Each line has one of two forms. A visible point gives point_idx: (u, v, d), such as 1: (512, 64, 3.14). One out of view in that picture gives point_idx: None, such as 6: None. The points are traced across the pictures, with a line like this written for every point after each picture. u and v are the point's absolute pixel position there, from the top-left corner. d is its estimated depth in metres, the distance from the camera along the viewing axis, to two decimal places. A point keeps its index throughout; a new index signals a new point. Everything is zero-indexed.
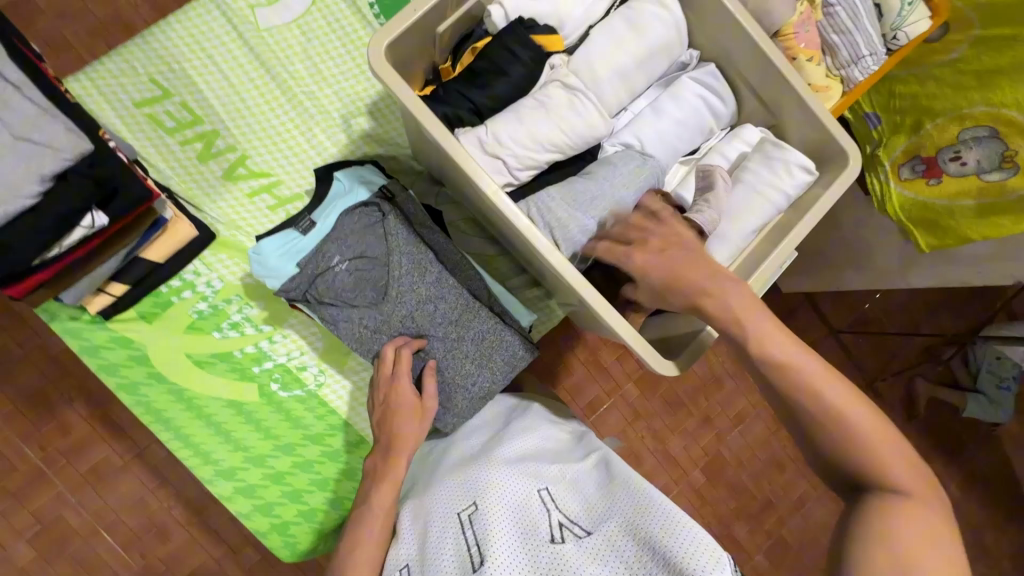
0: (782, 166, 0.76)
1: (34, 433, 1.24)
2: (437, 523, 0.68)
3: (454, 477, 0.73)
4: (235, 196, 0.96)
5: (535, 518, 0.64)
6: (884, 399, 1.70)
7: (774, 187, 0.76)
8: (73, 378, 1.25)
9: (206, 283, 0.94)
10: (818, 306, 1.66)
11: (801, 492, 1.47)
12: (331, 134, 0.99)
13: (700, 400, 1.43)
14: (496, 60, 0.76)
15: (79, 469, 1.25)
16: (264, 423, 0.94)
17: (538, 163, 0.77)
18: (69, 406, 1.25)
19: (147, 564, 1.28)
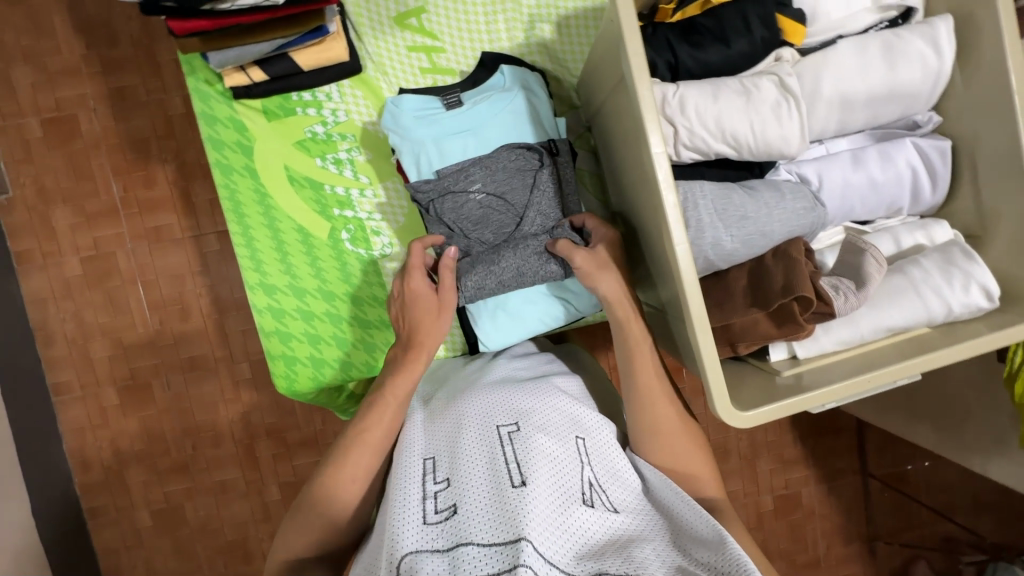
0: (960, 278, 0.64)
1: (124, 172, 1.32)
2: (475, 426, 0.66)
3: (498, 390, 0.72)
4: (396, 42, 0.93)
5: (576, 470, 0.64)
6: (876, 560, 1.57)
7: (939, 298, 0.64)
8: (176, 143, 1.31)
9: (332, 111, 0.93)
10: (864, 439, 1.54)
11: None
12: (511, 28, 0.93)
13: None
14: (725, 24, 0.68)
15: (145, 223, 1.33)
16: (320, 262, 0.95)
17: (707, 151, 0.69)
18: (161, 164, 1.32)
19: (160, 331, 1.37)
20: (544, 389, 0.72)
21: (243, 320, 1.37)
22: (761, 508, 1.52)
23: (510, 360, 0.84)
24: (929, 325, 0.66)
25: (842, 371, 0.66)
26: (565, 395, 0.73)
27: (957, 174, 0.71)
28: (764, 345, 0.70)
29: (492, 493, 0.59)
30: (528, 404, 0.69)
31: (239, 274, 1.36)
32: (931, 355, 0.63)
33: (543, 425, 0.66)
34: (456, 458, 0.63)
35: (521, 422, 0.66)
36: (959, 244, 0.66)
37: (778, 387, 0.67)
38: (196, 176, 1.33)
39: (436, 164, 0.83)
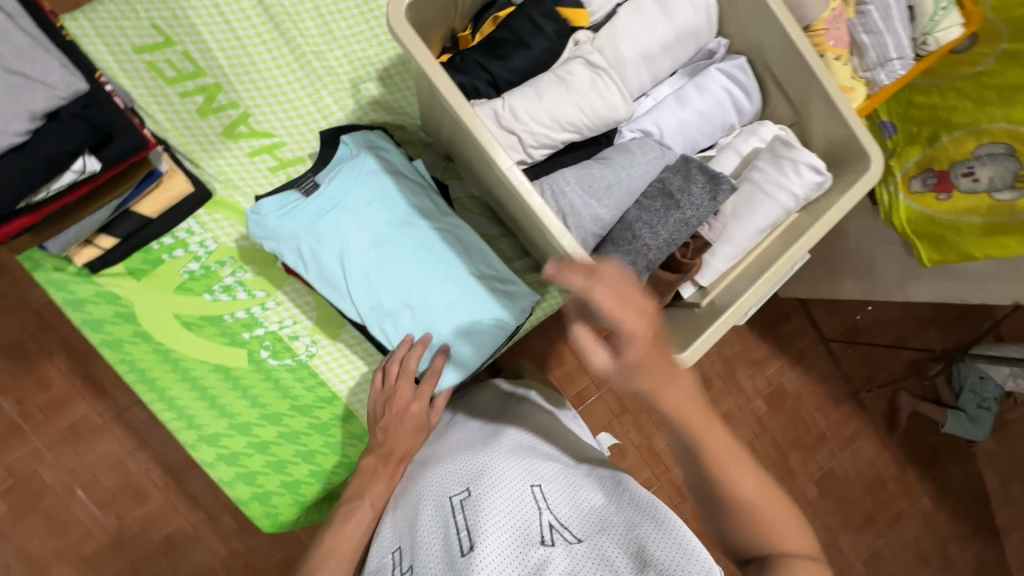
0: (790, 166, 0.72)
1: (11, 385, 1.21)
2: (431, 510, 0.72)
3: (452, 463, 0.77)
4: (234, 154, 0.92)
5: (528, 515, 0.67)
6: (868, 409, 1.69)
7: (782, 189, 0.72)
8: (56, 333, 1.22)
9: (199, 244, 0.91)
10: (811, 313, 1.67)
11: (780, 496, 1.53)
12: (339, 98, 0.95)
13: None
14: (519, 31, 0.74)
15: (58, 426, 1.22)
16: (251, 390, 0.92)
17: (554, 143, 0.74)
18: (49, 361, 1.22)
19: (122, 527, 1.26)
20: (494, 446, 0.76)
21: (205, 475, 1.29)
22: (758, 414, 1.61)
23: (469, 426, 0.86)
24: (791, 212, 0.74)
25: (745, 281, 0.74)
26: (515, 448, 0.76)
27: (762, 80, 0.80)
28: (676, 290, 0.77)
29: (447, 565, 0.65)
30: (476, 468, 0.74)
31: None
32: (804, 236, 0.71)
33: (488, 483, 0.70)
34: (416, 545, 0.70)
35: (469, 486, 0.71)
36: (780, 137, 0.74)
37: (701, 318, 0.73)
38: (93, 356, 1.24)
39: (320, 250, 0.81)
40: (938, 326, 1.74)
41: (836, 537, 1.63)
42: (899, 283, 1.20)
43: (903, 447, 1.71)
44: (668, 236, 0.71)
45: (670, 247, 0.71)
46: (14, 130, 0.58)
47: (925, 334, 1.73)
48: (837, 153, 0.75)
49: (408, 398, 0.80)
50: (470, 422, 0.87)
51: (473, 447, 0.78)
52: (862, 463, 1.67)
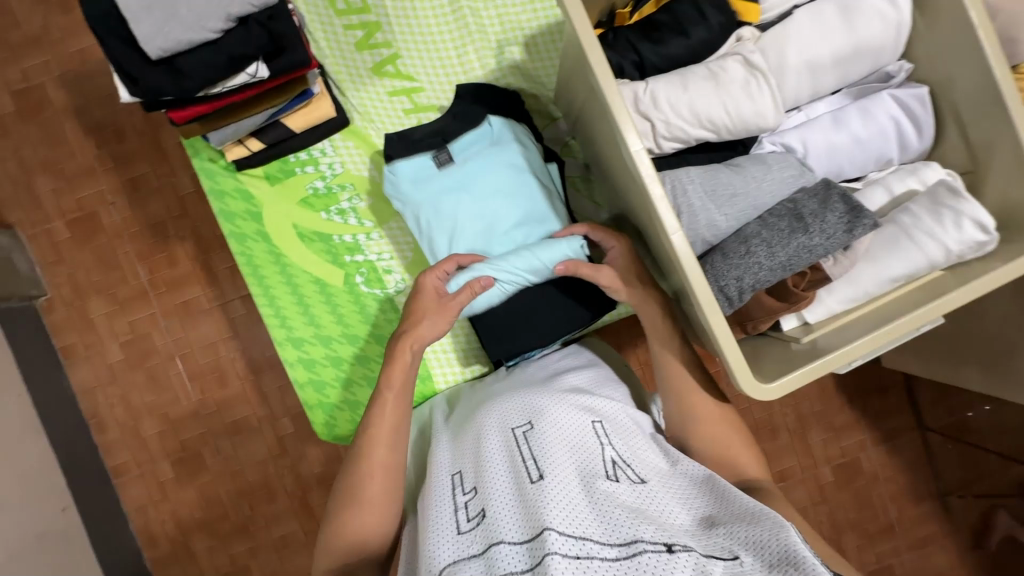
0: (950, 217, 0.64)
1: (147, 255, 1.40)
2: (493, 434, 0.70)
3: (509, 397, 0.76)
4: (377, 90, 0.98)
5: (593, 453, 0.66)
6: (955, 518, 1.49)
7: (934, 241, 0.64)
8: (191, 220, 1.39)
9: (328, 165, 0.98)
10: (914, 393, 1.50)
11: None
12: (483, 56, 0.98)
13: None
14: (681, 17, 0.71)
15: (174, 300, 1.40)
16: (339, 309, 0.99)
17: (686, 138, 0.72)
18: (180, 243, 1.40)
19: (203, 400, 1.42)
20: (552, 388, 0.76)
21: (278, 378, 1.42)
22: (821, 482, 1.48)
23: (523, 369, 0.87)
24: (935, 268, 0.66)
25: (857, 327, 0.67)
26: (573, 392, 0.76)
27: (941, 118, 0.71)
28: (776, 319, 0.71)
29: (516, 489, 0.62)
30: (538, 403, 0.72)
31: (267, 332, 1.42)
32: (945, 296, 0.63)
33: (552, 419, 0.69)
34: (479, 468, 0.67)
35: (534, 419, 0.70)
36: (945, 183, 0.66)
37: (796, 354, 0.68)
38: (215, 248, 1.41)
39: (434, 223, 0.87)
40: None
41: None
42: None
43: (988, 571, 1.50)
44: (785, 260, 0.66)
45: (784, 272, 0.67)
46: (212, 27, 0.67)
47: None
48: (1011, 217, 0.66)
49: None
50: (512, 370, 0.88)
51: (531, 386, 0.78)
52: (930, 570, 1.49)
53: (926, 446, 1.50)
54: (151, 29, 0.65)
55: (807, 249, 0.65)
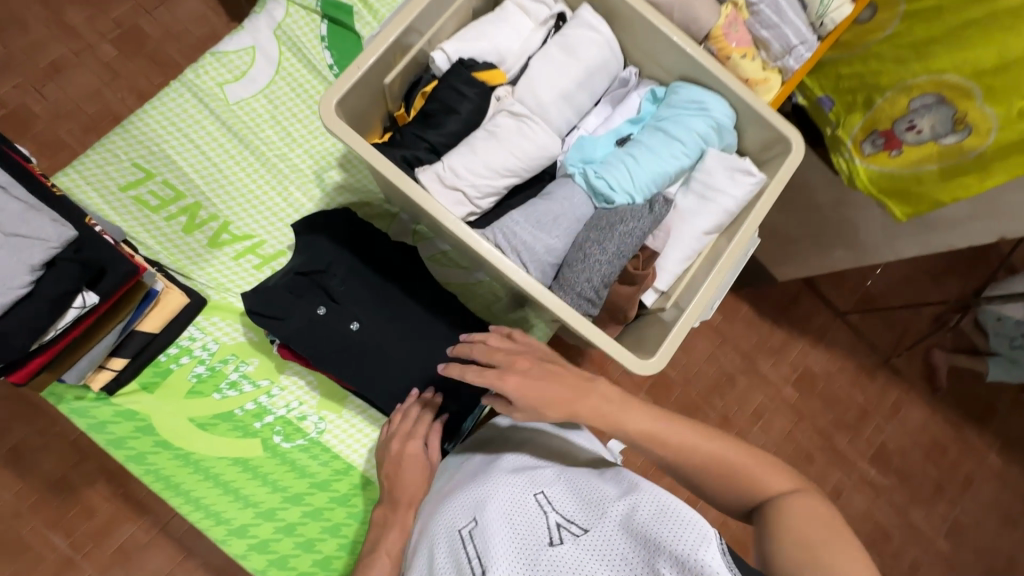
0: (723, 171, 0.78)
1: (59, 518, 1.24)
2: (443, 544, 0.73)
3: (458, 497, 0.79)
4: (222, 261, 1.01)
5: (534, 523, 0.68)
6: (906, 375, 1.63)
7: (721, 193, 0.78)
8: (92, 461, 1.27)
9: (202, 347, 0.97)
10: (820, 290, 1.62)
11: (835, 481, 1.55)
12: (306, 189, 1.04)
13: (715, 400, 1.53)
14: (444, 100, 0.81)
15: (106, 552, 1.25)
16: (271, 477, 0.96)
17: (498, 190, 0.81)
18: (90, 488, 1.26)
19: None
20: (495, 472, 0.79)
21: None
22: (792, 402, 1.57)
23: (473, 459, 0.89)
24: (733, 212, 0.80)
25: (701, 278, 0.79)
26: (510, 471, 0.79)
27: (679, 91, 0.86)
28: (637, 301, 0.80)
29: None
30: (478, 496, 0.75)
31: None
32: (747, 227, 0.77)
33: (492, 509, 0.72)
34: None
35: (475, 515, 0.73)
36: (711, 152, 0.79)
37: (669, 323, 0.77)
38: (129, 477, 1.29)
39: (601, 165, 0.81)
40: (954, 275, 1.68)
41: (906, 515, 1.57)
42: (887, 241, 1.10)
43: (952, 405, 1.64)
44: (617, 249, 0.75)
45: (621, 260, 0.76)
46: (17, 283, 0.65)
47: (941, 286, 1.68)
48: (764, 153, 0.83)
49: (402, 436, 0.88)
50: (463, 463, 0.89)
51: (475, 480, 0.81)
52: (912, 431, 1.61)
53: (852, 329, 1.63)
54: None
55: (632, 237, 0.75)
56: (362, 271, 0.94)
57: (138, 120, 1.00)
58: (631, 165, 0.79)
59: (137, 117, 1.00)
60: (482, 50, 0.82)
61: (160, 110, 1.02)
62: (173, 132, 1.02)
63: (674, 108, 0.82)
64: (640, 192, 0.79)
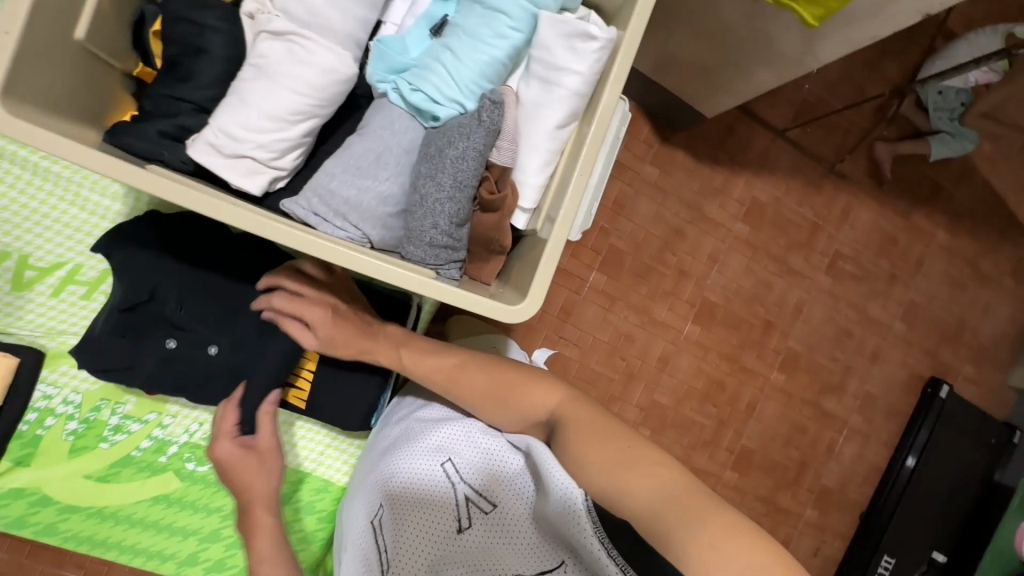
0: (562, 43, 0.60)
1: None
2: (357, 532, 0.72)
3: (369, 476, 0.76)
4: (41, 302, 0.85)
5: (442, 504, 0.67)
6: (853, 177, 1.50)
7: (565, 72, 0.61)
8: None
9: (63, 403, 0.85)
10: (754, 109, 1.40)
11: (798, 300, 1.48)
12: (104, 188, 0.84)
13: (669, 257, 1.37)
14: (183, 39, 0.62)
15: None
16: (200, 502, 0.91)
17: (297, 141, 0.63)
18: None
19: None
20: (400, 445, 0.74)
21: None
22: (744, 237, 1.43)
23: (382, 428, 0.85)
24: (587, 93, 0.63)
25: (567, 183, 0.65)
26: (412, 440, 0.74)
27: None
28: (508, 227, 0.69)
29: None
30: (384, 481, 0.71)
31: None
32: (602, 108, 0.60)
33: (400, 491, 0.69)
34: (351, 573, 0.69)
35: (383, 501, 0.70)
36: (543, 16, 0.61)
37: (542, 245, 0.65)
38: None
39: (418, 70, 0.63)
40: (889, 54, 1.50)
41: (868, 312, 1.54)
42: (805, 50, 0.88)
43: (901, 194, 1.54)
44: (455, 180, 0.61)
45: (466, 190, 0.62)
46: None
47: (878, 69, 1.49)
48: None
49: None
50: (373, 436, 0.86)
51: (383, 452, 0.77)
52: (865, 231, 1.52)
53: (794, 144, 1.44)
54: None
55: (468, 160, 0.61)
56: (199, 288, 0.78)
57: None
58: (450, 64, 0.62)
59: None
60: None
61: None
62: None
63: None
64: (471, 95, 0.62)
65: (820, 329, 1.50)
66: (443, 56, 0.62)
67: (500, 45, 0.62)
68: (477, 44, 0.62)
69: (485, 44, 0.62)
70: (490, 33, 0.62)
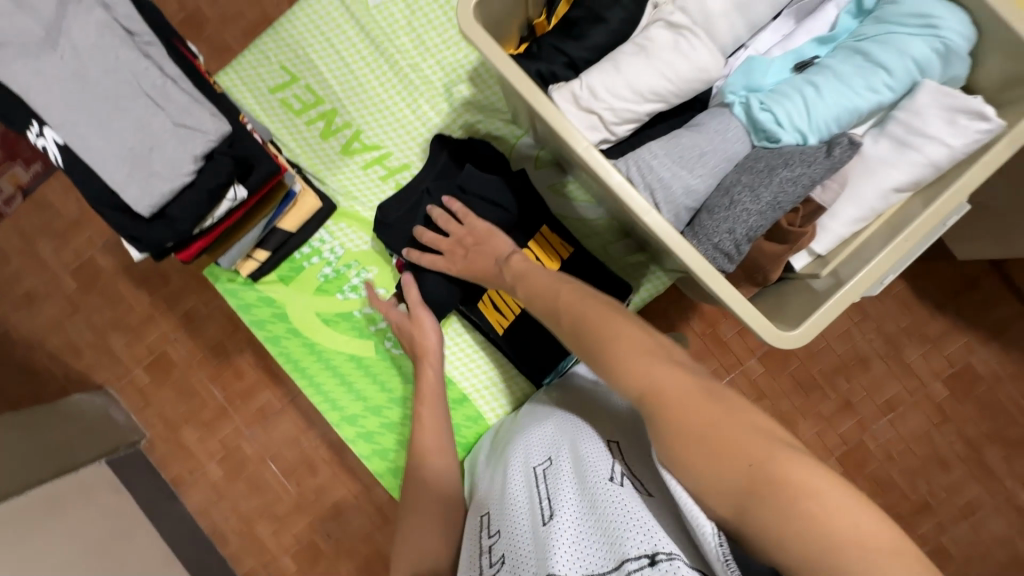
0: (942, 115, 0.61)
1: (174, 375, 1.39)
2: (516, 468, 0.73)
3: (536, 433, 0.78)
4: (352, 169, 1.04)
5: (601, 460, 0.65)
6: None
7: (933, 143, 0.61)
8: (205, 334, 1.38)
9: (330, 250, 1.04)
10: (1009, 273, 1.22)
11: (975, 499, 1.23)
12: (434, 103, 1.02)
13: (840, 383, 1.26)
14: (593, 6, 0.72)
15: (210, 413, 1.39)
16: (380, 376, 1.03)
17: (638, 116, 0.71)
18: (199, 356, 1.39)
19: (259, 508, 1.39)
20: (577, 415, 0.77)
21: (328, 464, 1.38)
22: (938, 401, 1.24)
23: (556, 394, 0.87)
24: (939, 171, 0.62)
25: (873, 246, 0.64)
26: (574, 418, 0.76)
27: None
28: (784, 263, 0.69)
29: (529, 519, 0.63)
30: (559, 434, 0.74)
31: (293, 422, 1.38)
32: (956, 188, 0.59)
33: (570, 444, 0.70)
34: (502, 504, 0.69)
35: (554, 452, 0.72)
36: (927, 84, 0.62)
37: (818, 292, 0.65)
38: (230, 351, 1.38)
39: (776, 95, 0.66)
40: None
41: None
42: None
43: None
44: (772, 199, 0.64)
45: (776, 212, 0.65)
46: (184, 172, 0.73)
47: None
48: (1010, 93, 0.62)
49: None
50: (542, 396, 0.90)
51: (543, 419, 0.80)
52: None
53: None
54: (137, 191, 0.72)
55: (794, 189, 0.63)
56: None
57: (289, 23, 1.03)
58: (811, 99, 0.64)
59: (288, 19, 1.02)
60: None
61: (309, 14, 1.03)
62: (317, 35, 1.03)
63: (886, 23, 0.65)
64: (816, 132, 0.65)
65: (989, 547, 1.22)
66: (807, 90, 0.65)
67: (865, 96, 0.64)
68: (845, 92, 0.64)
69: (852, 94, 0.64)
70: (862, 87, 0.64)
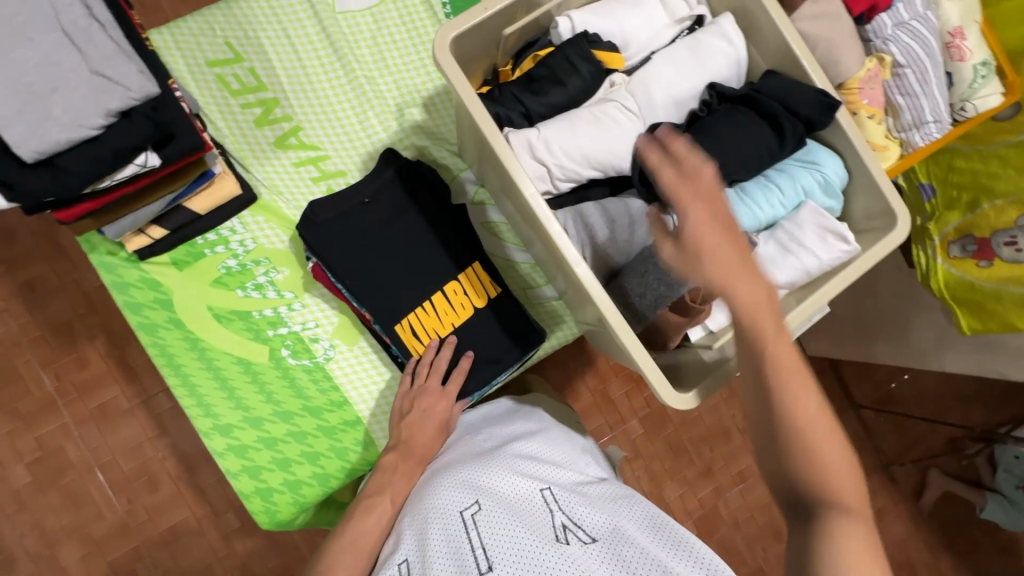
0: (816, 232, 0.73)
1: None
2: (437, 517, 0.70)
3: (454, 473, 0.76)
4: (282, 163, 0.99)
5: (541, 520, 0.69)
6: (898, 485, 1.45)
7: (808, 253, 0.73)
8: (49, 311, 1.18)
9: (239, 242, 0.96)
10: (841, 372, 1.45)
11: None
12: (383, 119, 1.02)
13: (704, 451, 1.38)
14: (556, 69, 0.77)
15: (32, 406, 1.17)
16: (268, 386, 0.95)
17: (580, 178, 0.77)
18: (34, 335, 1.17)
19: (71, 525, 1.18)
20: (496, 454, 0.77)
21: (173, 480, 1.21)
22: None
23: (474, 434, 0.88)
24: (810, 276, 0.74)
25: None
26: (501, 459, 0.76)
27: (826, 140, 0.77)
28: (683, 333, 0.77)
29: None
30: (484, 478, 0.73)
31: (141, 426, 1.20)
32: (820, 293, 0.71)
33: (499, 497, 0.70)
34: (425, 557, 0.67)
35: (480, 498, 0.70)
36: (808, 205, 0.75)
37: (709, 363, 0.74)
38: (77, 335, 1.19)
39: None
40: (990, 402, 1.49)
41: None
42: None
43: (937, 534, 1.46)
44: None
45: (682, 287, 0.73)
46: (90, 124, 0.65)
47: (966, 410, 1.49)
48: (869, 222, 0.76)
49: (419, 415, 0.84)
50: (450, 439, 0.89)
51: (471, 457, 0.78)
52: (890, 544, 1.43)
53: (862, 425, 1.46)
54: (23, 132, 0.63)
55: None
56: (406, 227, 0.92)
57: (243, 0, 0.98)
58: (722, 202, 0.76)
59: None
60: (609, 30, 0.78)
61: None
62: (272, 21, 0.99)
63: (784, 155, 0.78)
64: None
65: None
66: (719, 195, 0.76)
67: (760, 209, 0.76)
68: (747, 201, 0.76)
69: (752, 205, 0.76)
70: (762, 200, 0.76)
